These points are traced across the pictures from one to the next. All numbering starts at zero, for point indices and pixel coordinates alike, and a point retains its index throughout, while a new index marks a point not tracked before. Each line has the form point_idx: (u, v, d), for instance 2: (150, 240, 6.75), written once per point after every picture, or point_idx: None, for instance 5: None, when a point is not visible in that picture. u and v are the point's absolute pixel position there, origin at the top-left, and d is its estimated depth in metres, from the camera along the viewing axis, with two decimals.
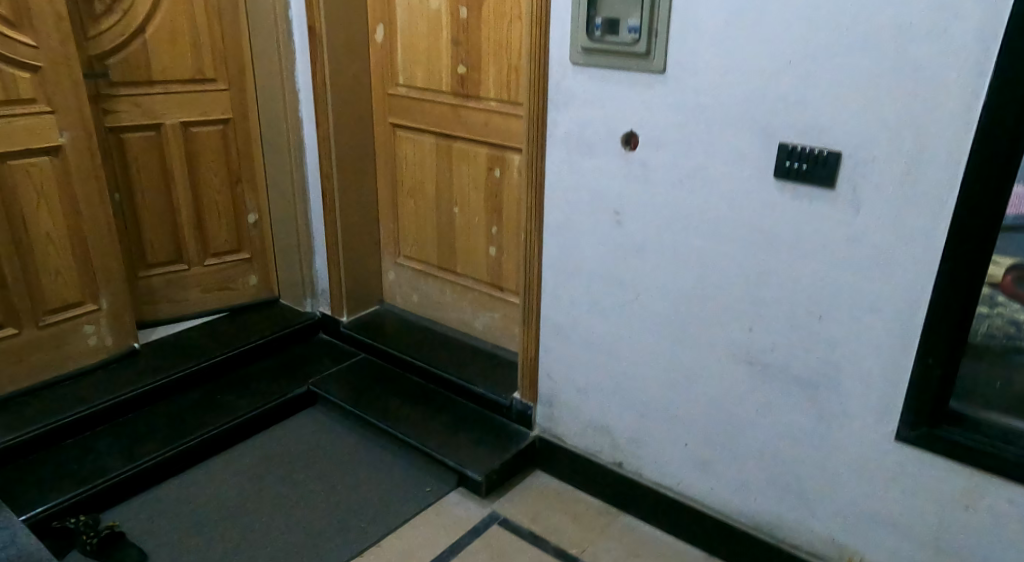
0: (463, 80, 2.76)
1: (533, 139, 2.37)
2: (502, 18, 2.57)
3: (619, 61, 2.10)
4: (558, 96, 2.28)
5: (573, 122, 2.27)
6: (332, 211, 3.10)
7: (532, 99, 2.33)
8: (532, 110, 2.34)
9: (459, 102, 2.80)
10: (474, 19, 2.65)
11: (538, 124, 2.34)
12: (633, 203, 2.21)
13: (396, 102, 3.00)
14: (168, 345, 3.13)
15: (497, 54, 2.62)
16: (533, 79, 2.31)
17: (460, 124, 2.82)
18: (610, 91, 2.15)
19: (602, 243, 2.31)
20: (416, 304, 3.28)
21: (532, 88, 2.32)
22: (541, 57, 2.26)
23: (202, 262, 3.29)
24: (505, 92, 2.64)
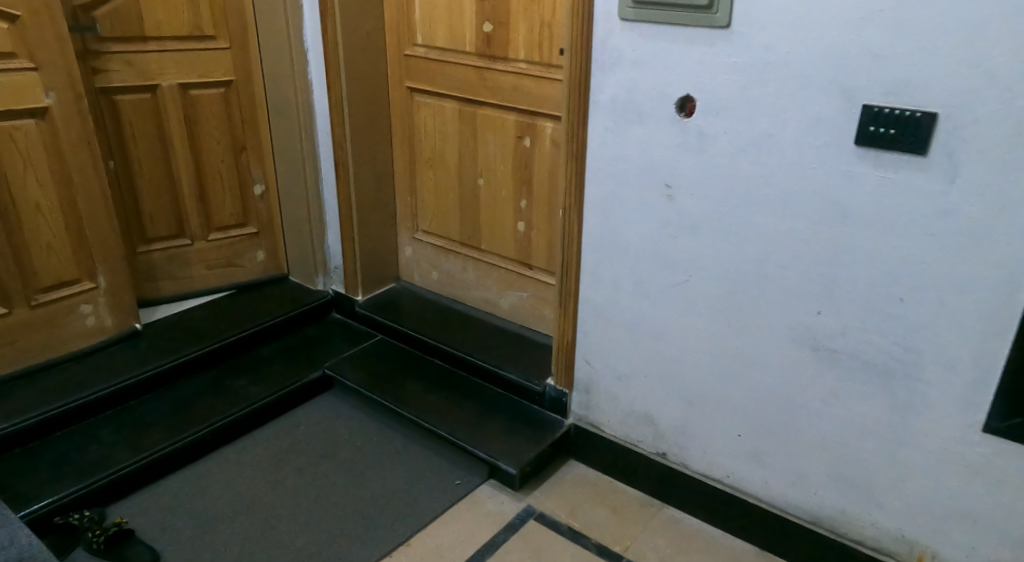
0: (488, 40, 2.52)
1: (573, 104, 2.15)
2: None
3: (675, 14, 1.87)
4: (602, 55, 2.05)
5: (618, 85, 2.05)
6: (345, 183, 2.89)
7: (571, 60, 2.11)
8: (572, 71, 2.12)
9: (484, 64, 2.56)
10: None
11: (578, 88, 2.12)
12: (687, 175, 2.00)
13: (413, 64, 2.76)
14: (172, 325, 2.91)
15: (528, 9, 2.38)
16: (574, 37, 2.08)
17: (485, 88, 2.60)
18: (663, 50, 1.93)
19: (650, 219, 2.11)
20: (435, 282, 3.08)
21: (572, 47, 2.09)
22: (583, 12, 2.03)
23: (206, 237, 3.05)
24: (536, 52, 2.41)
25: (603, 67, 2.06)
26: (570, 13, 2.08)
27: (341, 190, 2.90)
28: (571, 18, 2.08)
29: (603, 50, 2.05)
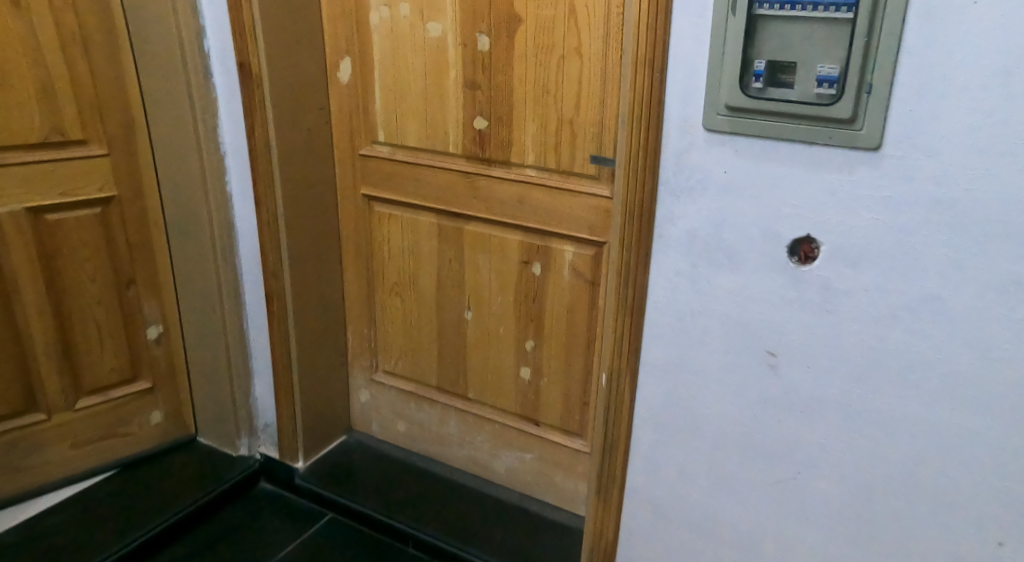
0: (482, 140, 1.89)
1: (625, 234, 1.52)
2: (546, 51, 1.72)
3: (794, 128, 1.28)
4: (678, 172, 1.43)
5: (698, 215, 1.44)
6: (280, 321, 2.16)
7: (624, 175, 1.48)
8: (624, 190, 1.49)
9: (475, 171, 1.93)
10: (503, 52, 1.78)
11: (644, 213, 1.49)
12: (799, 341, 1.41)
13: (374, 167, 2.10)
14: (20, 544, 1.99)
15: (537, 103, 1.78)
16: (628, 145, 1.45)
17: (475, 201, 1.96)
18: (771, 171, 1.34)
19: (747, 396, 1.50)
20: (401, 436, 2.40)
21: (626, 159, 1.46)
22: (648, 113, 1.41)
23: (71, 405, 2.20)
24: (551, 157, 1.81)
25: (677, 191, 1.45)
26: (625, 113, 1.44)
27: (273, 330, 2.17)
28: (625, 119, 1.45)
29: (680, 166, 1.43)
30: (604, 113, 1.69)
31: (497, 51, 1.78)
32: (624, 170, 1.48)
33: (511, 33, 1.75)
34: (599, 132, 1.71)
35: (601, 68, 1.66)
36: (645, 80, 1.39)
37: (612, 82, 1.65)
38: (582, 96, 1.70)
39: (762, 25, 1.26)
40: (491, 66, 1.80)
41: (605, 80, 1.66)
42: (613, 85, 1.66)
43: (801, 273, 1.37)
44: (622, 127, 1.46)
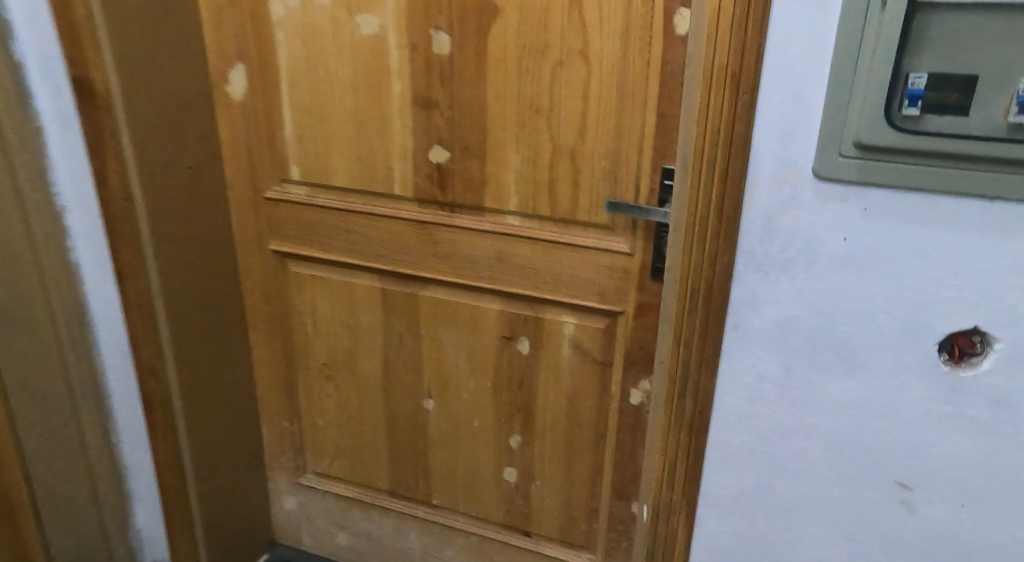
0: (440, 178, 1.32)
1: (680, 327, 1.02)
2: (536, 54, 1.19)
3: (978, 178, 0.86)
4: (766, 239, 0.95)
5: (797, 299, 0.97)
6: (167, 431, 1.59)
7: (682, 242, 0.99)
8: (678, 263, 1.00)
9: (433, 221, 1.35)
10: (470, 56, 1.24)
11: (712, 295, 0.99)
12: (943, 470, 1.00)
13: (290, 215, 1.53)
14: None
15: (522, 129, 1.23)
16: (690, 199, 0.96)
17: (435, 259, 1.39)
18: (918, 239, 0.91)
19: (862, 540, 1.07)
20: (344, 550, 1.88)
21: (685, 221, 0.97)
22: (724, 155, 0.93)
23: None
24: (547, 203, 1.26)
25: (764, 267, 0.96)
26: (683, 153, 0.95)
27: (156, 443, 1.60)
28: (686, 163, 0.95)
29: (771, 232, 0.94)
30: (620, 141, 1.18)
31: (462, 56, 1.24)
32: (679, 235, 0.99)
33: (483, 31, 1.22)
34: (615, 168, 1.20)
35: (619, 80, 1.16)
36: (721, 105, 0.91)
37: (635, 99, 1.16)
38: (590, 117, 1.19)
39: (929, 22, 0.83)
40: (453, 77, 1.26)
41: (626, 94, 1.16)
42: (638, 102, 1.16)
43: (963, 380, 0.95)
44: (679, 174, 0.96)
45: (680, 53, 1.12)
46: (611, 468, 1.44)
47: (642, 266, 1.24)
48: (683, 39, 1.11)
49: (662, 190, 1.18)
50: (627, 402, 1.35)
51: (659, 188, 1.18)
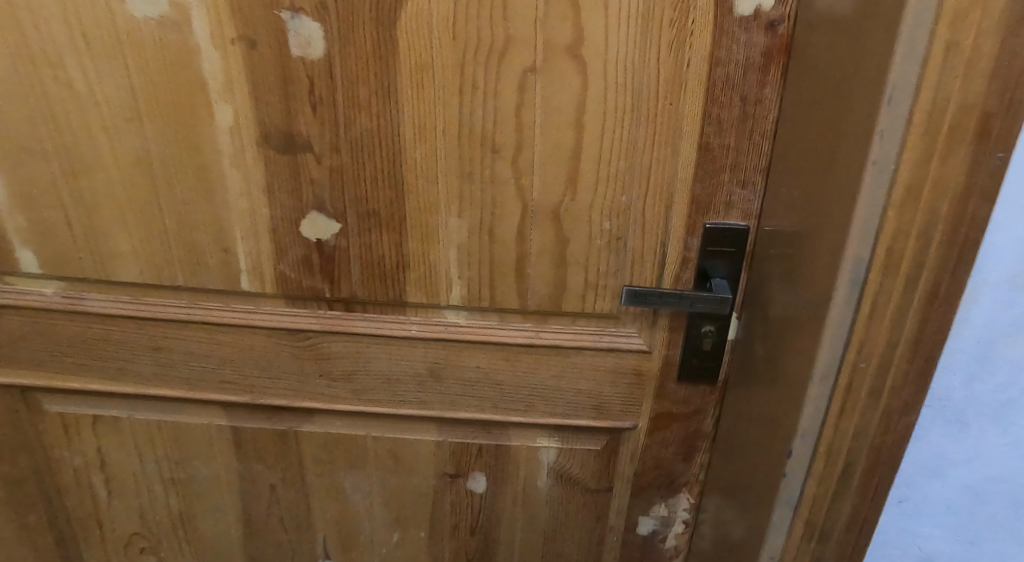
0: (322, 263, 0.79)
1: (815, 513, 0.62)
2: (484, 53, 0.66)
3: None
4: (974, 375, 0.56)
5: (1005, 454, 0.59)
6: None
7: (838, 398, 0.56)
8: (820, 426, 0.58)
9: (318, 327, 0.83)
10: (362, 60, 0.67)
11: (878, 468, 0.59)
12: None
13: (29, 332, 0.88)
14: None
15: (468, 181, 0.71)
16: (861, 331, 0.53)
17: (326, 381, 0.87)
18: None
19: None
20: None
21: (847, 366, 0.55)
22: (943, 257, 0.50)
23: None
24: (515, 290, 0.77)
25: (962, 414, 0.58)
26: (853, 254, 0.51)
27: None
28: (863, 272, 0.52)
29: (983, 365, 0.56)
30: (635, 192, 0.71)
31: (346, 60, 0.68)
32: (828, 385, 0.56)
33: (386, 13, 0.65)
34: (625, 232, 0.73)
35: (637, 94, 0.67)
36: (948, 177, 0.47)
37: (666, 124, 0.68)
38: (585, 156, 0.69)
39: None
40: (335, 97, 0.70)
41: (642, 118, 0.68)
42: (664, 131, 0.68)
43: None
44: (837, 291, 0.53)
45: (739, 46, 0.65)
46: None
47: (664, 366, 0.81)
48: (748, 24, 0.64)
49: (702, 259, 0.74)
50: (633, 534, 0.96)
51: (697, 257, 0.74)
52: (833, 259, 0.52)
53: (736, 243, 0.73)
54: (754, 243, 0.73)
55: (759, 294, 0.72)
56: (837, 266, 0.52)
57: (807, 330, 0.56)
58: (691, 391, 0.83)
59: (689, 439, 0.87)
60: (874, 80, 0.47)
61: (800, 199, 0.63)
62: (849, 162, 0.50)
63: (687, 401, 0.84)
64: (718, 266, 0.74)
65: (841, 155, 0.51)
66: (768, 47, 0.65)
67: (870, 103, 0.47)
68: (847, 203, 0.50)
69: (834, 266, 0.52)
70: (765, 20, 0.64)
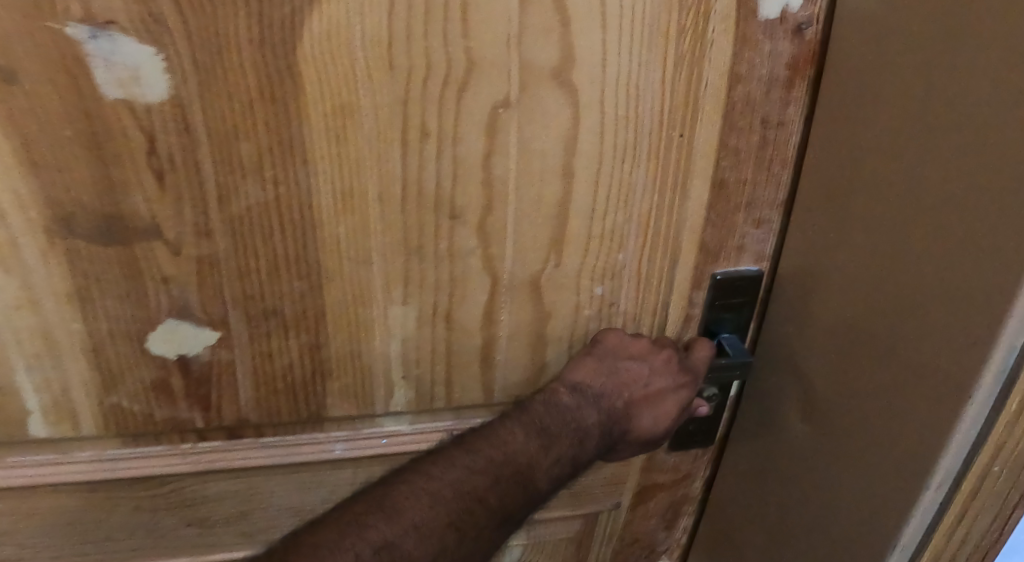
0: (188, 385, 0.49)
1: None
2: (440, 87, 0.44)
3: None
4: None
5: None
6: None
7: (959, 502, 0.47)
8: (924, 534, 0.49)
9: (186, 470, 0.53)
10: (242, 102, 0.41)
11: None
12: None
13: None
14: None
15: (413, 258, 0.50)
16: (1003, 428, 0.44)
17: (198, 530, 0.58)
18: None
19: None
20: None
21: (975, 469, 0.46)
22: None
23: None
24: (479, 381, 0.59)
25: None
26: (1007, 344, 0.41)
27: None
28: (1015, 364, 0.42)
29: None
30: (632, 247, 0.56)
31: (213, 102, 0.40)
32: (945, 491, 0.47)
33: (279, 27, 0.39)
34: (618, 296, 0.58)
35: (641, 126, 0.50)
36: None
37: (674, 163, 0.52)
38: (574, 211, 0.52)
39: None
40: (194, 157, 0.41)
41: (644, 155, 0.51)
42: (672, 169, 0.53)
43: None
44: (978, 388, 0.43)
45: (764, 60, 0.50)
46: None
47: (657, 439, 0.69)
48: (774, 29, 0.49)
49: (709, 313, 0.61)
50: None
51: (702, 312, 0.61)
52: (978, 348, 0.42)
53: (746, 291, 0.61)
54: (763, 291, 0.61)
55: (779, 355, 0.60)
56: (984, 358, 0.42)
57: (922, 427, 0.46)
58: (682, 458, 0.72)
59: (674, 505, 0.76)
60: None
61: (858, 256, 0.50)
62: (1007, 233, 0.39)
63: (676, 468, 0.72)
64: (725, 319, 0.62)
65: (972, 216, 0.41)
66: (794, 57, 0.51)
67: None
68: (1006, 282, 0.40)
69: (979, 357, 0.42)
70: (791, 24, 0.49)
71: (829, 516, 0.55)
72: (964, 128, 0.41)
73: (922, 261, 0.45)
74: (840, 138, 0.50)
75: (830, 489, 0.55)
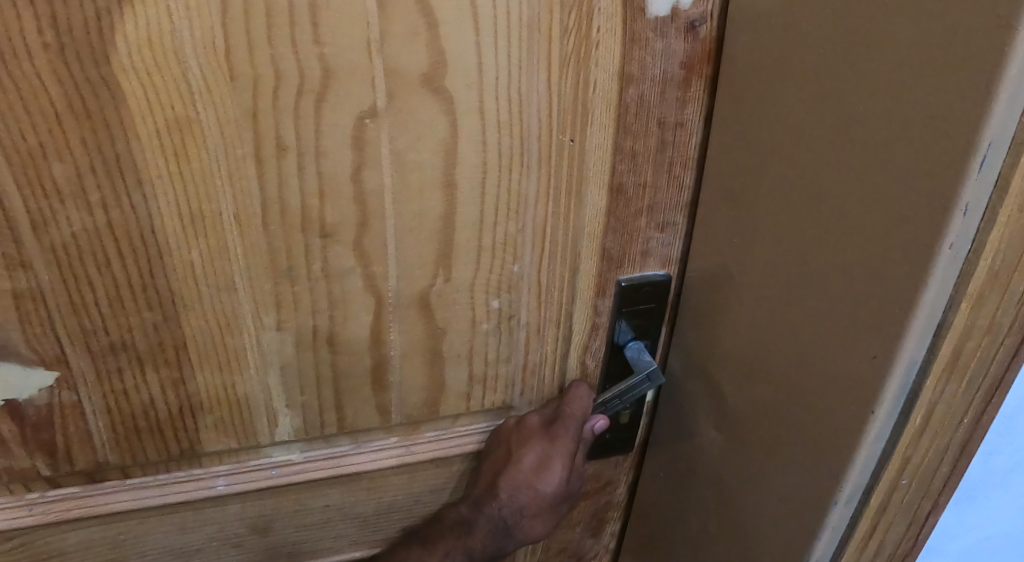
0: (25, 431, 0.44)
1: None
2: (293, 97, 0.39)
3: None
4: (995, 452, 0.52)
5: (1000, 513, 0.58)
6: None
7: (868, 519, 0.43)
8: (836, 551, 0.45)
9: (34, 523, 0.48)
10: (43, 116, 0.35)
11: None
12: None
13: None
14: None
15: (284, 282, 0.46)
16: (907, 443, 0.40)
17: None
18: None
19: None
20: None
21: (885, 484, 0.42)
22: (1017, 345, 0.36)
23: None
24: (374, 404, 0.55)
25: (972, 489, 0.55)
26: (908, 357, 0.37)
27: None
28: (917, 377, 0.38)
29: (999, 440, 0.52)
30: (530, 258, 0.53)
31: (18, 120, 0.35)
32: (853, 506, 0.43)
33: (82, 32, 0.34)
34: (518, 308, 0.55)
35: (527, 132, 0.47)
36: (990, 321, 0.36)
37: (568, 170, 0.49)
38: (462, 223, 0.49)
39: None
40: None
41: (532, 163, 0.48)
42: (564, 177, 0.50)
43: None
44: (881, 403, 0.39)
45: (656, 59, 0.47)
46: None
47: None
48: (666, 27, 0.46)
49: (615, 324, 0.58)
50: None
51: (609, 321, 0.58)
52: (878, 362, 0.38)
53: (656, 297, 0.58)
54: (675, 294, 0.59)
55: (690, 363, 0.58)
56: (884, 374, 0.38)
57: (828, 444, 0.42)
58: (601, 466, 0.69)
59: (598, 513, 0.74)
60: (964, 134, 0.32)
61: (755, 269, 0.47)
62: (902, 238, 0.35)
63: (597, 476, 0.70)
64: (635, 327, 0.59)
65: (870, 222, 0.37)
66: (688, 56, 0.48)
67: (951, 163, 0.32)
68: (905, 291, 0.36)
69: (878, 372, 0.38)
70: (683, 21, 0.46)
71: (739, 530, 0.53)
72: (852, 131, 0.38)
73: (820, 270, 0.41)
74: (735, 142, 0.48)
75: (739, 502, 0.53)
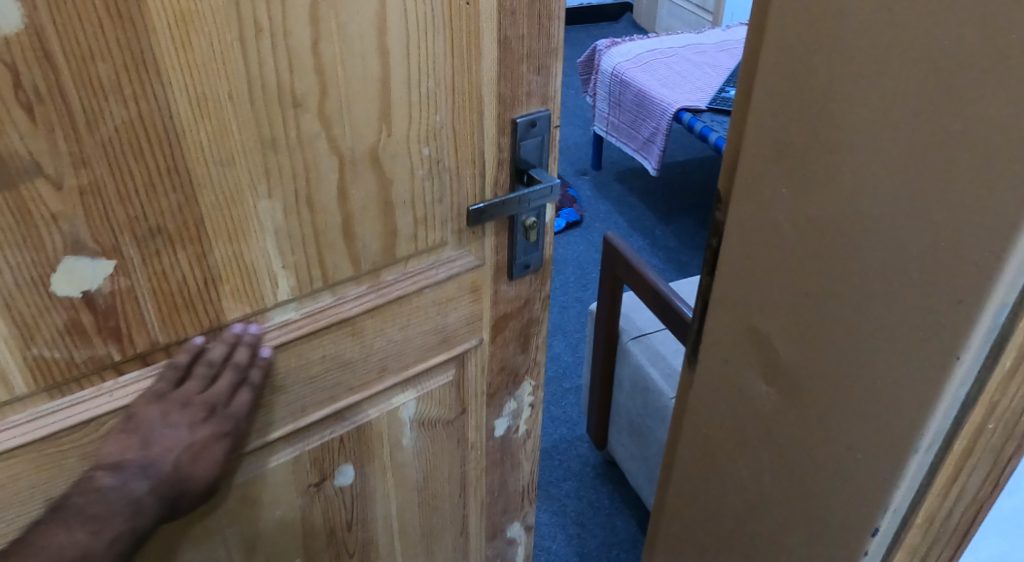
0: (98, 320, 0.52)
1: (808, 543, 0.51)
2: None
3: None
4: None
5: None
6: None
7: (949, 466, 0.42)
8: (914, 496, 0.44)
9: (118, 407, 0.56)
10: (89, 19, 0.44)
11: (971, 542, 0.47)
12: None
13: None
14: None
15: (270, 152, 0.56)
16: (996, 391, 0.39)
17: None
18: None
19: None
20: None
21: (966, 430, 0.40)
22: None
23: None
24: (347, 256, 0.66)
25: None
26: (999, 303, 0.36)
27: None
28: (1007, 322, 0.37)
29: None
30: (450, 107, 0.66)
31: (65, 20, 0.43)
32: (934, 455, 0.42)
33: None
34: (442, 153, 0.68)
35: None
36: None
37: (468, 26, 0.62)
38: (394, 80, 0.60)
39: None
40: (59, 83, 0.44)
41: (440, 24, 0.60)
42: (463, 34, 0.62)
43: None
44: (968, 349, 0.37)
45: None
46: (479, 519, 1.05)
47: (496, 272, 0.81)
48: None
49: (516, 156, 0.73)
50: (492, 439, 0.98)
51: (510, 155, 0.73)
52: (966, 308, 0.37)
53: (542, 130, 0.73)
54: (554, 125, 0.74)
55: None
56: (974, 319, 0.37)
57: (901, 397, 0.41)
58: (521, 286, 0.85)
59: (524, 331, 0.90)
60: None
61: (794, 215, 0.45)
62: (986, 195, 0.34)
63: (517, 296, 0.86)
64: (530, 159, 0.74)
65: (941, 170, 0.36)
66: None
67: None
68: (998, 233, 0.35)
69: (966, 320, 0.37)
70: None
71: None
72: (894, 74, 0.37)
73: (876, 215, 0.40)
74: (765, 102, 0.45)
75: (777, 457, 0.51)
